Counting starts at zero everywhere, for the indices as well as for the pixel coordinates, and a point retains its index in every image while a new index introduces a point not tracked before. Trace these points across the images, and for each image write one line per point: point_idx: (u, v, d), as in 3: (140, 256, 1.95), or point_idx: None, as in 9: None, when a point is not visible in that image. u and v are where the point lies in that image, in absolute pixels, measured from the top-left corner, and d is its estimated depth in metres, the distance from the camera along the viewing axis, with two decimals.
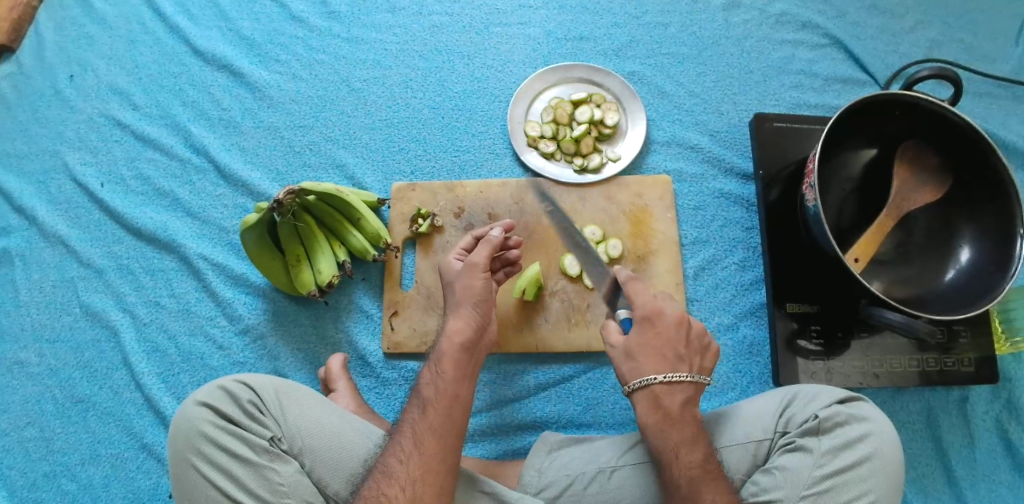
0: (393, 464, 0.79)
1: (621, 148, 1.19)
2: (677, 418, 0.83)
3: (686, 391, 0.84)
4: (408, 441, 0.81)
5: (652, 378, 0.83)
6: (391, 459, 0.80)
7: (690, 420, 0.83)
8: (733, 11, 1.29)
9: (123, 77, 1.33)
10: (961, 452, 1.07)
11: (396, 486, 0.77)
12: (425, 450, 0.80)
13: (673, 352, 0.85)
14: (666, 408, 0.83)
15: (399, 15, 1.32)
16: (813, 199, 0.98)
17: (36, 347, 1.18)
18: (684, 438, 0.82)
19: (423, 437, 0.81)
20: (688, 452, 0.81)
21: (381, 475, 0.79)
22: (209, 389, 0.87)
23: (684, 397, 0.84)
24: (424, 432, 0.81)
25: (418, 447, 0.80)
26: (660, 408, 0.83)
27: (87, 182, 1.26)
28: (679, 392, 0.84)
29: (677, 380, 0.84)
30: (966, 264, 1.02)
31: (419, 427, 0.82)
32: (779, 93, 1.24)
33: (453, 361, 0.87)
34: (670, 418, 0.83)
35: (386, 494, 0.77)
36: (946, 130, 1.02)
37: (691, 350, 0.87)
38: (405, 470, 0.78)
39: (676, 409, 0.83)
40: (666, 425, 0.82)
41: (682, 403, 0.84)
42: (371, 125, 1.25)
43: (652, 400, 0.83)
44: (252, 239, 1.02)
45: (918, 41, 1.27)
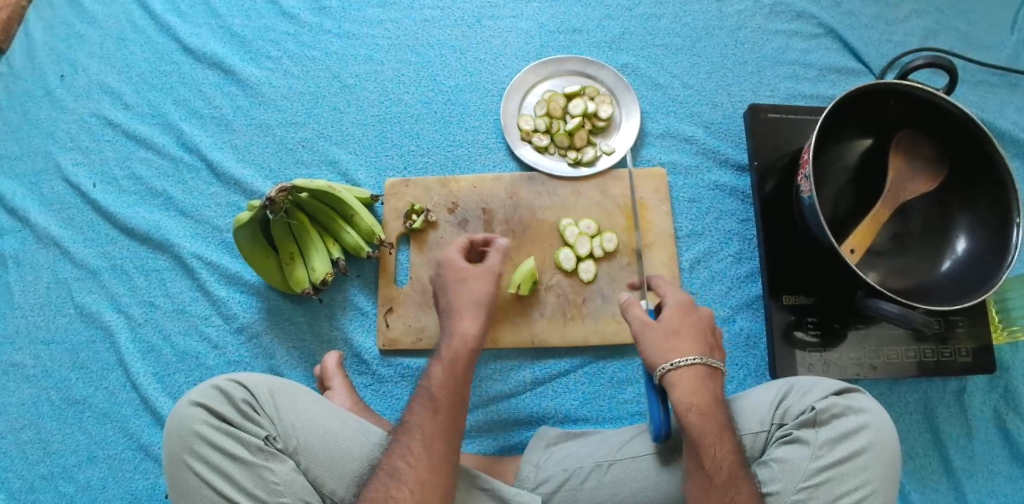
0: (402, 467, 0.79)
1: (615, 141, 1.18)
2: (713, 404, 0.80)
3: (717, 377, 0.83)
4: (417, 443, 0.80)
5: (695, 359, 0.81)
6: (399, 461, 0.79)
7: (722, 406, 0.82)
8: (727, 2, 1.28)
9: (114, 76, 1.32)
10: (958, 442, 1.07)
11: (405, 489, 0.77)
12: (434, 452, 0.80)
13: (706, 341, 0.86)
14: (704, 392, 0.81)
15: (390, 9, 1.31)
16: (809, 190, 0.98)
17: (30, 349, 1.18)
18: (720, 425, 0.79)
19: (433, 440, 0.81)
20: (723, 440, 0.78)
21: (389, 478, 0.78)
22: (203, 389, 0.87)
23: (715, 383, 0.83)
24: (433, 434, 0.81)
25: (428, 450, 0.80)
26: (700, 392, 0.80)
27: (80, 183, 1.25)
28: (713, 378, 0.83)
29: (713, 366, 0.83)
30: (962, 254, 1.01)
31: (427, 429, 0.81)
32: (773, 83, 1.23)
33: (460, 360, 0.88)
34: (707, 402, 0.80)
35: (395, 497, 0.76)
36: (941, 119, 1.01)
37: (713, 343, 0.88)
38: (414, 472, 0.78)
39: (712, 394, 0.81)
40: (704, 410, 0.79)
41: (715, 389, 0.82)
42: (364, 121, 1.24)
43: (693, 382, 0.81)
44: (246, 238, 1.01)
45: (913, 29, 1.26)
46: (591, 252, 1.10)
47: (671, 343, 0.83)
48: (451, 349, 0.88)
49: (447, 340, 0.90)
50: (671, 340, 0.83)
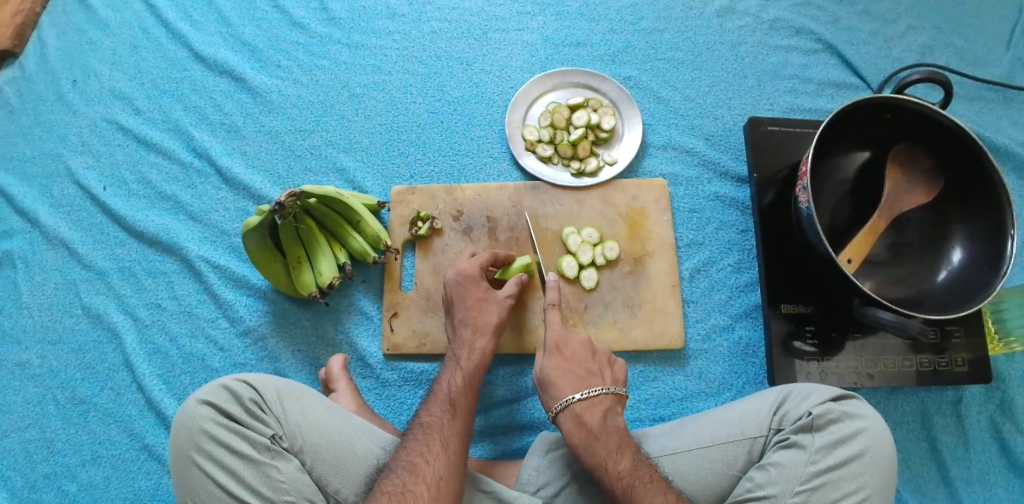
0: (420, 463, 0.82)
1: (617, 152, 1.21)
2: (598, 431, 0.89)
3: (603, 404, 0.93)
4: (436, 443, 0.85)
5: (579, 393, 0.92)
6: (417, 457, 0.83)
7: (613, 431, 0.90)
8: (728, 17, 1.31)
9: (126, 81, 1.35)
10: (955, 451, 1.08)
11: (422, 484, 0.80)
12: (452, 452, 0.84)
13: (587, 372, 0.96)
14: (588, 423, 0.90)
15: (398, 21, 1.34)
16: (806, 200, 1.00)
17: (37, 348, 1.19)
18: (610, 448, 0.87)
19: (452, 440, 0.86)
20: (616, 462, 0.86)
21: (406, 474, 0.81)
22: (211, 388, 0.88)
23: (601, 410, 0.92)
24: (451, 436, 0.86)
25: (446, 449, 0.84)
26: (582, 424, 0.90)
27: (90, 186, 1.28)
28: (597, 407, 0.92)
29: (594, 395, 0.93)
30: (959, 264, 1.03)
31: (447, 431, 0.86)
32: (773, 97, 1.26)
33: (472, 366, 0.96)
34: (594, 431, 0.89)
35: (412, 491, 0.79)
36: (936, 132, 1.04)
37: (602, 368, 0.97)
38: (432, 469, 0.82)
39: (597, 422, 0.90)
40: (592, 438, 0.88)
41: (601, 416, 0.91)
42: (371, 129, 1.26)
43: (573, 417, 0.91)
44: (254, 242, 1.03)
45: (910, 46, 1.29)
46: (593, 260, 1.11)
47: (557, 382, 0.95)
48: (467, 361, 0.96)
49: (462, 353, 0.97)
50: (564, 377, 0.95)
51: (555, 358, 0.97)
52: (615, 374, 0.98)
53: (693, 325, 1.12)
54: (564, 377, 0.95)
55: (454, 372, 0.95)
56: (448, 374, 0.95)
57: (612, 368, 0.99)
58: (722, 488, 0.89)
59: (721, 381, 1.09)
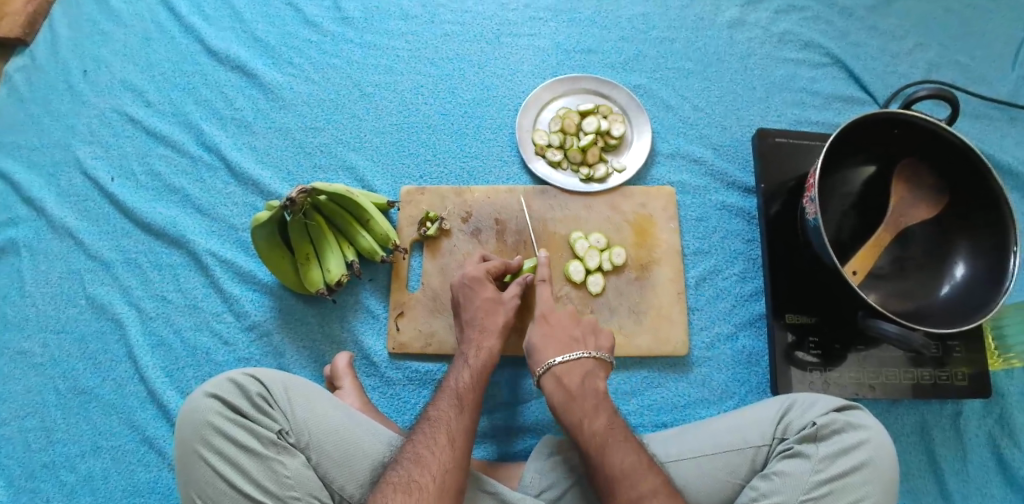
0: (426, 454, 0.83)
1: (626, 159, 1.22)
2: (576, 392, 0.91)
3: (584, 367, 0.94)
4: (442, 436, 0.85)
5: (561, 357, 0.94)
6: (423, 449, 0.83)
7: (592, 393, 0.91)
8: (738, 29, 1.33)
9: (137, 73, 1.35)
10: (953, 465, 1.09)
11: (428, 475, 0.80)
12: (458, 446, 0.84)
13: (571, 338, 0.98)
14: (568, 386, 0.92)
15: (411, 22, 1.35)
16: (813, 212, 1.01)
17: (39, 337, 1.19)
18: (587, 409, 0.88)
19: (458, 434, 0.86)
20: (591, 421, 0.87)
21: (412, 466, 0.81)
22: (219, 381, 0.88)
23: (581, 374, 0.93)
24: (457, 431, 0.86)
25: (452, 443, 0.84)
26: (562, 386, 0.92)
27: (98, 176, 1.28)
28: (577, 370, 0.93)
29: (575, 359, 0.94)
30: (961, 280, 1.04)
31: (454, 426, 0.87)
32: (781, 109, 1.27)
33: (479, 364, 0.96)
34: (573, 393, 0.91)
35: (418, 482, 0.79)
36: (942, 149, 1.05)
37: (587, 333, 0.99)
38: (437, 462, 0.82)
39: (576, 385, 0.92)
40: (569, 399, 0.90)
41: (581, 379, 0.92)
42: (381, 128, 1.27)
43: (554, 379, 0.93)
44: (262, 237, 1.03)
45: (917, 63, 1.31)
46: (600, 265, 1.12)
47: (540, 345, 0.96)
48: (475, 359, 0.97)
49: (471, 352, 0.98)
50: (548, 344, 0.96)
51: (542, 325, 0.99)
52: (600, 342, 0.98)
53: (697, 333, 1.13)
54: (547, 341, 0.96)
55: (462, 370, 0.96)
56: (456, 372, 0.96)
57: (599, 336, 1.00)
58: (725, 496, 0.90)
59: (724, 388, 1.10)
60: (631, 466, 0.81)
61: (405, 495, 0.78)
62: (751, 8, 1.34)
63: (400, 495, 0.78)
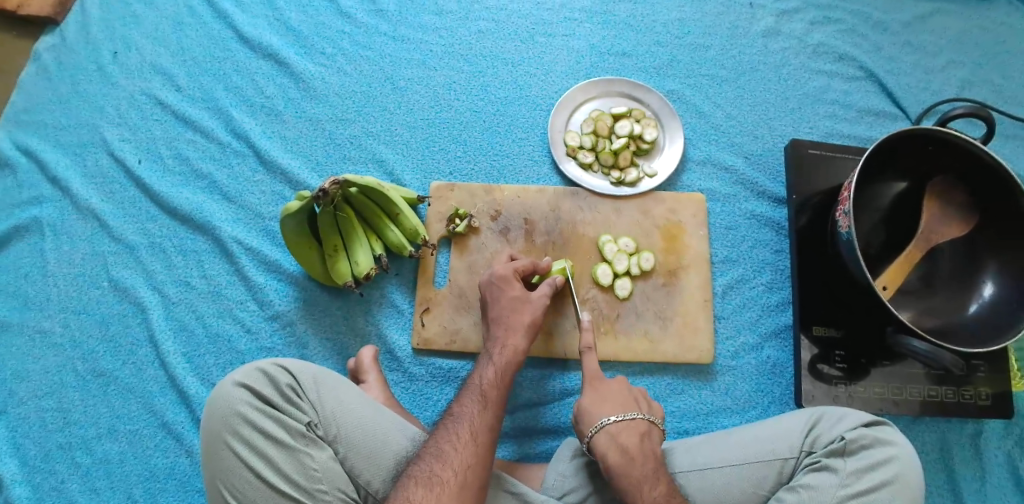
0: (449, 450, 0.82)
1: (657, 164, 1.21)
2: (636, 456, 0.85)
3: (638, 427, 0.88)
4: (465, 433, 0.84)
5: (634, 416, 0.89)
6: (446, 445, 0.83)
7: (650, 456, 0.86)
8: (772, 39, 1.32)
9: (167, 57, 1.35)
10: (973, 485, 1.08)
11: (449, 471, 0.80)
12: (480, 443, 0.84)
13: (625, 398, 0.92)
14: (626, 447, 0.86)
15: (446, 18, 1.34)
16: (846, 225, 1.01)
17: (60, 317, 1.18)
18: (630, 438, 0.87)
19: (482, 431, 0.85)
20: (651, 488, 0.83)
21: (434, 460, 0.81)
22: (248, 371, 0.88)
23: (638, 434, 0.87)
24: (480, 428, 0.86)
25: (474, 439, 0.84)
26: (620, 449, 0.85)
27: (125, 158, 1.27)
28: (633, 432, 0.87)
29: (630, 420, 0.88)
30: (990, 299, 1.04)
31: (477, 422, 0.86)
32: (813, 121, 1.27)
33: (505, 362, 0.95)
34: (631, 455, 0.85)
35: (439, 476, 0.79)
36: (976, 167, 1.04)
37: (638, 398, 0.93)
38: (459, 457, 0.82)
39: (635, 446, 0.86)
40: (628, 463, 0.84)
41: (638, 440, 0.87)
42: (413, 123, 1.27)
43: (611, 441, 0.86)
44: (292, 227, 1.03)
45: (950, 80, 1.30)
46: (628, 269, 1.12)
47: (594, 406, 0.90)
48: (501, 356, 0.96)
49: (498, 349, 0.97)
50: (604, 402, 0.91)
51: (590, 388, 0.93)
52: (650, 405, 0.93)
53: (723, 341, 1.12)
54: (607, 397, 0.91)
55: (487, 366, 0.95)
56: (481, 368, 0.95)
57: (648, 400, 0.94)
58: None
59: (747, 398, 1.09)
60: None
61: (426, 488, 0.78)
62: (786, 17, 1.34)
63: (421, 489, 0.78)
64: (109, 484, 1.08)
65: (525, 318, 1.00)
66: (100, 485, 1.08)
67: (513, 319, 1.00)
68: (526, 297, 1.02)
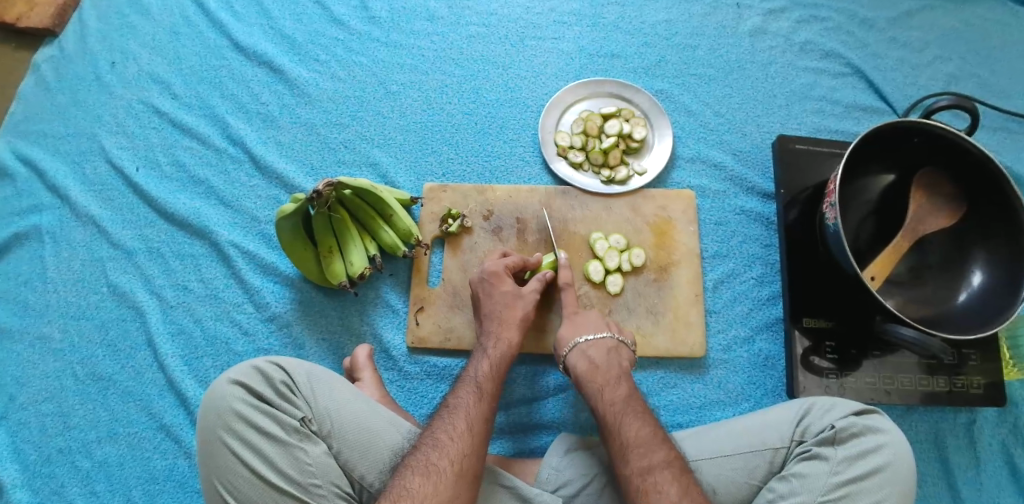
0: (444, 439, 0.83)
1: (647, 162, 1.23)
2: (602, 365, 0.95)
3: (608, 345, 0.98)
4: (461, 423, 0.85)
5: (603, 334, 0.99)
6: (442, 435, 0.84)
7: (616, 367, 0.95)
8: (759, 38, 1.34)
9: (164, 66, 1.37)
10: (967, 474, 1.08)
11: (446, 460, 0.81)
12: (476, 433, 0.85)
13: (597, 321, 1.02)
14: (593, 359, 0.96)
15: (437, 23, 1.37)
16: (833, 217, 1.02)
17: (60, 323, 1.20)
18: (598, 353, 0.97)
19: (477, 422, 0.86)
20: (613, 391, 0.91)
21: (430, 449, 0.82)
22: (243, 368, 0.89)
23: (607, 350, 0.97)
24: (476, 419, 0.87)
25: (470, 430, 0.85)
26: (588, 359, 0.96)
27: (123, 165, 1.29)
28: (602, 348, 0.97)
29: (600, 338, 0.98)
30: (979, 287, 1.04)
31: (472, 412, 0.87)
32: (801, 118, 1.29)
33: (498, 356, 0.97)
34: (597, 364, 0.95)
35: (436, 465, 0.80)
36: (961, 158, 1.05)
37: (611, 324, 1.03)
38: (455, 446, 0.83)
39: (602, 359, 0.96)
40: (594, 371, 0.94)
41: (606, 354, 0.97)
42: (406, 126, 1.29)
43: (581, 354, 0.97)
44: (287, 228, 1.04)
45: (937, 75, 1.32)
46: (619, 265, 1.13)
47: (567, 327, 1.01)
48: (495, 350, 0.97)
49: (491, 343, 0.98)
50: (580, 327, 1.01)
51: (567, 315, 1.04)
52: (623, 331, 1.02)
53: (715, 335, 1.13)
54: (581, 322, 1.01)
55: (481, 359, 0.96)
56: (475, 362, 0.96)
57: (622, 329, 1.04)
58: (742, 497, 0.90)
59: (740, 391, 1.10)
60: (645, 438, 0.85)
61: (423, 477, 0.79)
62: (772, 17, 1.36)
63: (418, 478, 0.79)
64: (108, 487, 1.09)
65: (516, 314, 1.02)
66: (100, 488, 1.09)
67: (505, 315, 1.01)
68: (517, 293, 1.04)
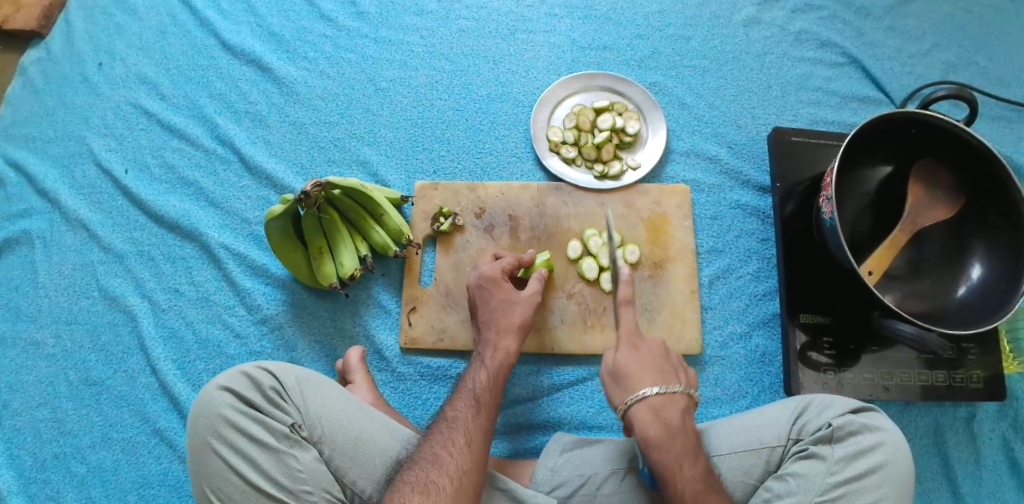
0: (443, 456, 0.82)
1: (641, 156, 1.21)
2: (677, 432, 0.82)
3: (682, 403, 0.84)
4: (460, 437, 0.84)
5: (680, 389, 0.85)
6: (440, 450, 0.83)
7: (689, 433, 0.83)
8: (754, 28, 1.32)
9: (151, 67, 1.35)
10: (967, 468, 1.07)
11: (445, 477, 0.80)
12: (475, 447, 0.84)
13: (662, 365, 0.87)
14: (667, 423, 0.82)
15: (427, 18, 1.35)
16: (830, 211, 1.00)
17: (51, 328, 1.19)
18: (673, 414, 0.83)
19: (475, 437, 0.85)
20: (690, 469, 0.80)
21: (430, 465, 0.81)
22: (231, 374, 0.88)
23: (680, 409, 0.84)
24: (475, 432, 0.85)
25: (469, 444, 0.84)
26: (661, 423, 0.82)
27: (112, 168, 1.28)
28: (677, 407, 0.84)
29: (672, 392, 0.84)
30: (978, 281, 1.02)
31: (471, 426, 0.86)
32: (797, 109, 1.27)
33: (496, 367, 0.95)
34: (672, 431, 0.82)
35: (435, 483, 0.79)
36: (961, 149, 1.03)
37: (675, 364, 0.89)
38: (455, 462, 0.82)
39: (676, 422, 0.83)
40: (669, 440, 0.81)
41: (681, 417, 0.84)
42: (396, 124, 1.27)
43: (651, 413, 0.83)
44: (277, 229, 1.03)
45: (934, 63, 1.30)
46: None
47: (634, 374, 0.85)
48: (492, 359, 0.96)
49: (489, 351, 0.97)
50: (647, 371, 0.86)
51: (628, 350, 0.87)
52: (688, 373, 0.89)
53: (711, 331, 1.12)
54: (644, 365, 0.86)
55: (478, 369, 0.95)
56: (473, 372, 0.95)
57: (685, 366, 0.90)
58: (738, 496, 0.90)
59: (737, 388, 1.09)
60: None
61: (422, 495, 0.78)
62: (767, 6, 1.34)
63: (418, 496, 0.78)
64: (103, 492, 1.09)
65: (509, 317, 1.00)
66: (95, 493, 1.09)
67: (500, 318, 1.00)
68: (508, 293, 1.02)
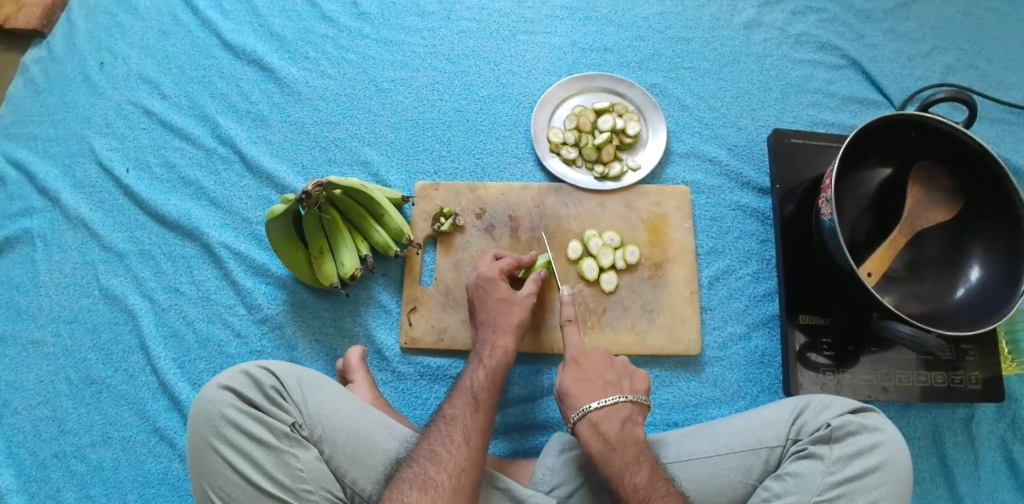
0: (442, 452, 0.82)
1: (641, 157, 1.22)
2: (617, 442, 0.86)
3: (621, 413, 0.89)
4: (458, 434, 0.85)
5: (619, 398, 0.90)
6: (438, 447, 0.83)
7: (631, 442, 0.87)
8: (754, 30, 1.33)
9: (153, 66, 1.36)
10: (966, 470, 1.07)
11: (443, 474, 0.80)
12: (473, 444, 0.84)
13: (605, 381, 0.93)
14: (607, 434, 0.87)
15: (428, 19, 1.35)
16: (829, 212, 1.01)
17: (52, 326, 1.19)
18: (613, 426, 0.88)
19: (474, 434, 0.85)
20: (633, 474, 0.83)
21: (428, 462, 0.81)
22: (232, 373, 0.88)
23: (619, 420, 0.89)
24: (472, 430, 0.86)
25: (467, 441, 0.84)
26: (600, 434, 0.87)
27: (113, 167, 1.28)
28: (615, 416, 0.89)
29: (611, 403, 0.90)
30: (977, 282, 1.03)
31: (469, 424, 0.86)
32: (796, 111, 1.27)
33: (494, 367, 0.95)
34: (611, 442, 0.86)
35: (433, 480, 0.79)
36: (959, 151, 1.03)
37: (621, 377, 0.95)
38: (453, 459, 0.82)
39: (616, 433, 0.87)
40: (609, 450, 0.86)
41: (619, 427, 0.88)
42: (397, 124, 1.27)
43: (592, 426, 0.88)
44: (277, 229, 1.03)
45: (934, 65, 1.30)
46: (614, 263, 1.12)
47: (575, 391, 0.92)
48: (490, 358, 0.96)
49: (487, 350, 0.98)
50: (592, 387, 0.92)
51: (574, 368, 0.95)
52: (633, 383, 0.95)
53: (710, 332, 1.13)
54: (589, 381, 0.93)
55: (477, 368, 0.95)
56: (471, 371, 0.95)
57: (633, 377, 0.96)
58: (737, 496, 0.90)
59: (736, 389, 1.09)
60: None
61: (421, 491, 0.78)
62: (767, 8, 1.34)
63: (416, 492, 0.78)
64: (103, 490, 1.09)
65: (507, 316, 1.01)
66: (95, 492, 1.09)
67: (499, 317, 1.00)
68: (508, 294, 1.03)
